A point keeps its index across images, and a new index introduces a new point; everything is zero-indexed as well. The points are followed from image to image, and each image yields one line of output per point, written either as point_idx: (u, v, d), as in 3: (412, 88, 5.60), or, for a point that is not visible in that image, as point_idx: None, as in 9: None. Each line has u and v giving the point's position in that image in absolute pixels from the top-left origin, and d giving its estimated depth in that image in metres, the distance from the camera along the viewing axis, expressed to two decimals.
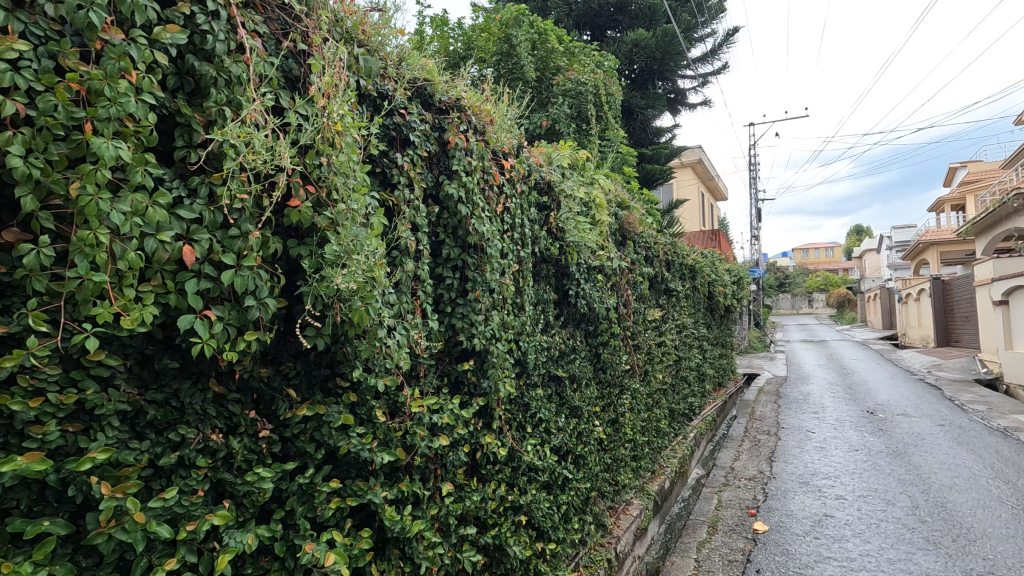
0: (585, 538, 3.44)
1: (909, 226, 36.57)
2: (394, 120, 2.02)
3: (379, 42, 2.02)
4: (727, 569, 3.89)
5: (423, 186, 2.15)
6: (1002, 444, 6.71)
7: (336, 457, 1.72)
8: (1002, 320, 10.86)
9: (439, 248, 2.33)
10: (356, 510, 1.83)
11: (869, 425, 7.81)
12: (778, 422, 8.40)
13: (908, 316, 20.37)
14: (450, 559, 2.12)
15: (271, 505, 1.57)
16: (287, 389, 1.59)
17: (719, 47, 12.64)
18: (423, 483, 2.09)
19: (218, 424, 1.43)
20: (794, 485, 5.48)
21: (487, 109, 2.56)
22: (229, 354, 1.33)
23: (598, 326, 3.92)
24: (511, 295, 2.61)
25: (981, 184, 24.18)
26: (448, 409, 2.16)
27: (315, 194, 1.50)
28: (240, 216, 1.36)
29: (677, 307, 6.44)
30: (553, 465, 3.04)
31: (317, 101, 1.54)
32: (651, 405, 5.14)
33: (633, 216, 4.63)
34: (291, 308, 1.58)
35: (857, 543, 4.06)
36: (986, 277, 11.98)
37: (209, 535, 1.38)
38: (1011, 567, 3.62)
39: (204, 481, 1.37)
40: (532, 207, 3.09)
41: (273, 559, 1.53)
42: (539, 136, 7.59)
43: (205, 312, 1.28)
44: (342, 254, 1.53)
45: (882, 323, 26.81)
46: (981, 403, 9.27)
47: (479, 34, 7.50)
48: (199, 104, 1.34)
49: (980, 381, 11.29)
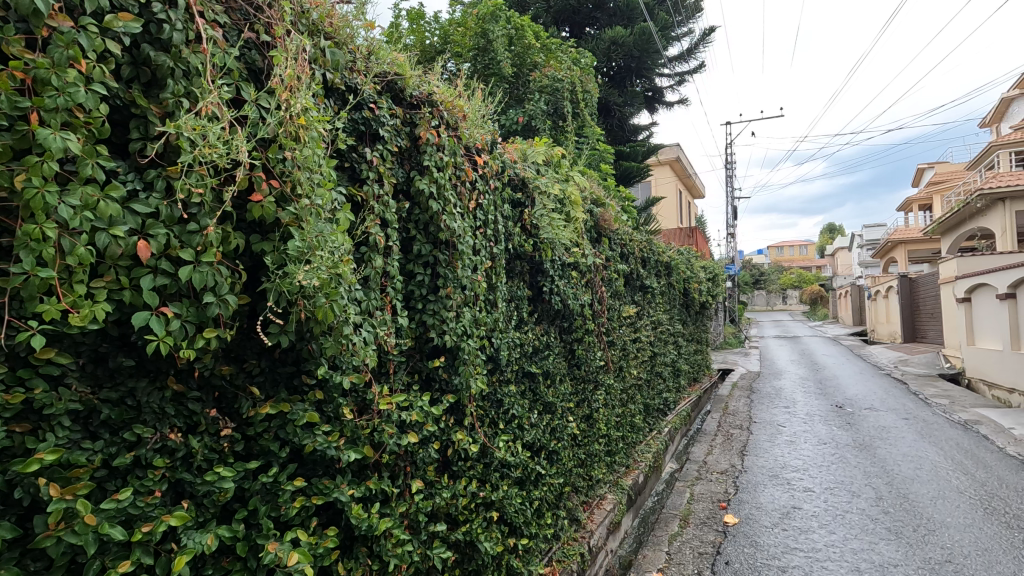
0: (558, 532, 3.48)
1: (879, 226, 37.54)
2: (361, 114, 2.00)
3: (348, 34, 2.00)
4: (697, 560, 3.96)
5: (393, 182, 2.13)
6: (960, 436, 6.97)
7: (302, 455, 1.69)
8: (964, 317, 11.25)
9: (410, 244, 2.31)
10: (323, 509, 1.82)
11: (838, 419, 8.03)
12: (750, 416, 8.57)
13: (877, 313, 20.93)
14: (420, 556, 2.12)
15: (233, 505, 1.54)
16: (250, 387, 1.57)
17: (696, 46, 12.77)
18: (393, 480, 2.08)
19: (177, 423, 1.40)
20: (764, 477, 5.61)
21: (460, 105, 2.54)
22: (187, 352, 1.30)
23: (572, 322, 3.95)
24: (483, 292, 2.60)
25: (948, 184, 24.91)
26: (418, 406, 2.14)
27: (279, 188, 1.47)
28: (199, 210, 1.33)
29: (652, 303, 6.50)
30: (526, 462, 3.05)
31: (281, 93, 1.50)
32: (625, 400, 5.20)
33: (607, 213, 4.67)
34: (254, 305, 1.55)
35: (822, 534, 4.17)
36: (950, 275, 12.38)
37: (166, 536, 1.35)
38: (968, 556, 3.74)
39: (162, 481, 1.35)
40: (506, 204, 3.08)
41: (235, 559, 1.50)
42: (515, 132, 7.58)
43: (161, 309, 1.25)
44: (306, 251, 1.50)
45: (853, 319, 27.52)
46: (944, 397, 9.59)
47: (456, 28, 7.45)
48: (156, 95, 1.31)
49: (944, 377, 11.73)
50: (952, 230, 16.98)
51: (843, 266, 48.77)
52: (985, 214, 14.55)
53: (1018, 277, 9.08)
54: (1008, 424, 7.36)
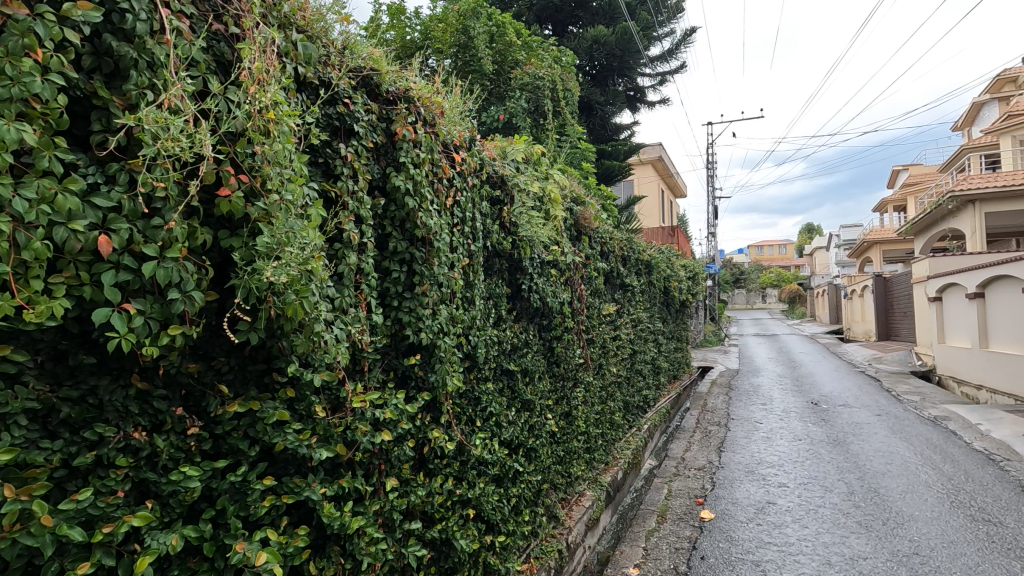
0: (537, 529, 3.49)
1: (855, 227, 38.31)
2: (335, 109, 1.98)
3: (322, 28, 1.98)
4: (673, 556, 4.00)
5: (368, 178, 2.11)
6: (929, 431, 7.17)
7: (273, 454, 1.67)
8: (935, 316, 11.54)
9: (386, 241, 2.28)
10: (294, 508, 1.79)
11: (813, 415, 8.17)
12: (728, 413, 8.68)
13: (853, 312, 21.36)
14: (394, 555, 2.11)
15: (200, 505, 1.52)
16: (219, 385, 1.54)
17: (677, 47, 12.86)
18: (367, 478, 2.06)
19: (141, 422, 1.37)
20: (740, 473, 5.70)
21: (438, 101, 2.53)
22: (150, 350, 1.28)
23: (551, 320, 3.96)
24: (460, 290, 2.59)
25: (922, 186, 25.46)
26: (392, 403, 2.12)
27: (248, 183, 1.45)
28: (163, 205, 1.30)
29: (631, 301, 6.54)
30: (503, 459, 3.06)
31: (249, 87, 1.48)
32: (605, 398, 5.23)
33: (588, 211, 4.69)
34: (223, 301, 1.53)
35: (795, 528, 4.24)
36: (922, 275, 12.67)
37: (129, 537, 1.33)
38: (934, 548, 3.84)
39: (124, 482, 1.32)
40: (484, 201, 3.07)
41: (202, 559, 1.49)
42: (496, 129, 7.57)
43: (123, 305, 1.23)
44: (275, 246, 1.49)
45: (830, 318, 28.05)
46: (915, 394, 9.83)
47: (437, 25, 7.40)
48: (119, 86, 1.28)
49: (915, 374, 12.01)
50: (925, 231, 17.39)
51: (820, 265, 49.69)
52: (956, 215, 14.94)
53: (987, 277, 9.32)
54: (975, 419, 7.57)
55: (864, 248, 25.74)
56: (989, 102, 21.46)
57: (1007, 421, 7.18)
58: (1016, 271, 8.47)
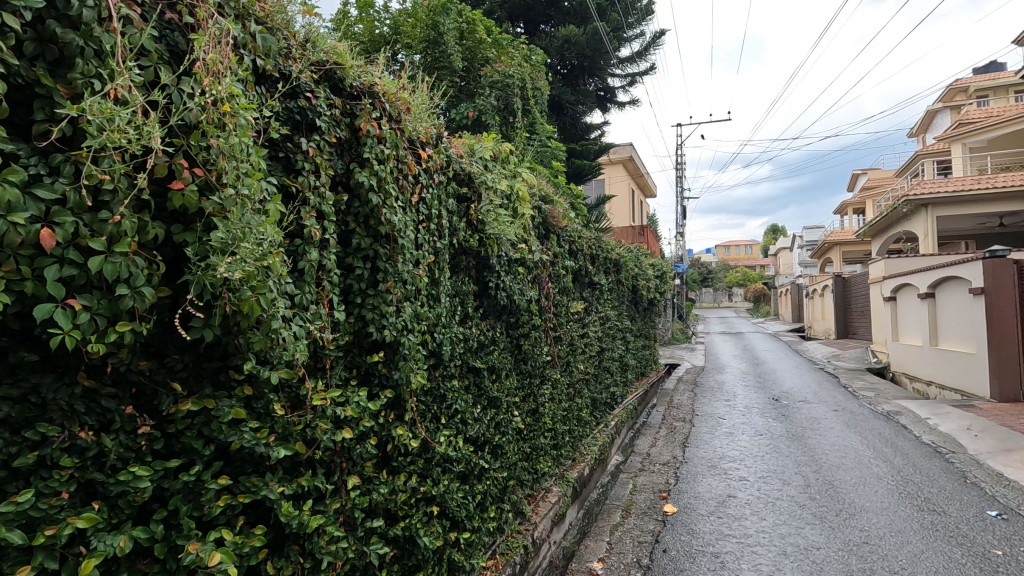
0: (503, 525, 3.53)
1: (817, 228, 39.61)
2: (297, 103, 1.96)
3: (283, 20, 1.95)
4: (636, 549, 4.08)
5: (331, 173, 2.09)
6: (882, 425, 7.47)
7: (229, 453, 1.63)
8: (890, 315, 12.01)
9: (349, 237, 2.25)
10: (251, 507, 1.76)
11: (774, 411, 8.43)
12: (693, 409, 8.88)
13: (814, 310, 22.06)
14: (355, 553, 2.11)
15: (151, 505, 1.48)
16: (172, 382, 1.50)
17: (646, 49, 13.04)
18: (328, 477, 2.03)
19: (88, 421, 1.33)
20: (702, 468, 5.84)
21: (403, 97, 2.52)
22: (96, 347, 1.24)
23: (518, 317, 3.98)
24: (424, 287, 2.58)
25: (880, 190, 26.46)
26: (354, 401, 2.10)
27: (203, 177, 1.42)
28: (111, 198, 1.27)
29: (600, 299, 6.61)
30: (468, 455, 3.07)
31: (203, 77, 1.45)
32: (572, 394, 5.29)
33: (556, 210, 4.73)
34: (176, 298, 1.50)
35: (753, 520, 4.38)
36: (879, 275, 13.16)
37: (74, 539, 1.30)
38: (882, 537, 4.01)
39: (70, 482, 1.29)
40: (451, 198, 3.06)
41: (153, 560, 1.46)
42: (464, 127, 7.55)
43: (68, 301, 1.19)
44: (230, 241, 1.46)
45: (793, 316, 28.91)
46: (870, 390, 10.23)
47: (407, 19, 7.32)
48: (63, 75, 1.24)
49: (871, 370, 12.46)
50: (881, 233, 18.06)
51: (784, 265, 51.11)
52: (910, 218, 15.56)
53: (938, 277, 9.72)
54: (924, 414, 7.93)
55: (826, 249, 26.59)
56: (941, 110, 22.42)
57: (953, 415, 7.54)
58: (964, 272, 8.87)
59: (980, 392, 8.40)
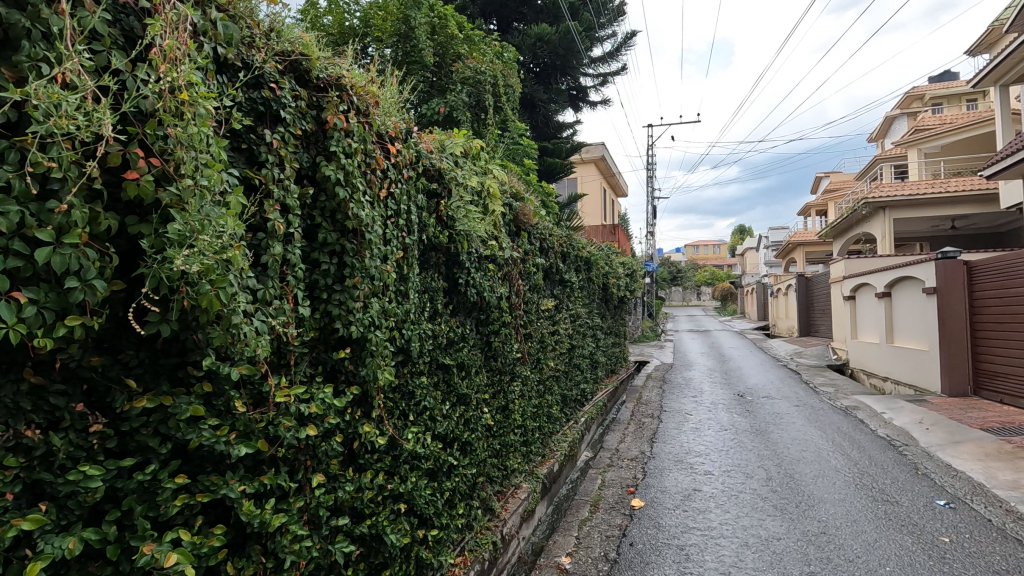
0: (472, 522, 3.52)
1: (782, 228, 40.70)
2: (260, 93, 1.92)
3: (245, 9, 1.91)
4: (604, 543, 4.13)
5: (296, 166, 2.05)
6: (840, 420, 7.72)
7: (187, 451, 1.58)
8: (849, 314, 12.40)
9: (315, 232, 2.21)
10: (210, 506, 1.72)
11: (738, 407, 8.64)
12: (661, 406, 9.01)
13: (779, 309, 22.65)
14: (319, 552, 2.07)
15: (104, 505, 1.43)
16: (126, 379, 1.45)
17: (618, 49, 13.17)
18: (292, 475, 1.99)
19: (35, 419, 1.28)
20: (669, 462, 5.95)
21: (371, 90, 2.49)
22: (43, 341, 1.20)
23: (488, 314, 3.98)
24: (392, 283, 2.55)
25: (842, 192, 27.32)
26: (318, 398, 2.06)
27: (159, 167, 1.39)
28: (60, 187, 1.22)
29: (570, 297, 6.66)
30: (436, 452, 3.06)
31: (159, 64, 1.40)
32: (542, 391, 5.31)
33: (527, 207, 4.72)
34: (131, 291, 1.44)
35: (718, 513, 4.48)
36: (839, 275, 13.59)
37: (19, 542, 1.26)
38: (838, 527, 4.15)
39: (14, 483, 1.23)
40: (420, 194, 3.03)
41: (104, 563, 1.41)
42: (436, 122, 7.49)
43: (13, 294, 1.14)
44: (188, 234, 1.42)
45: (759, 315, 29.63)
46: (830, 386, 10.56)
47: (377, 13, 7.22)
48: (8, 57, 1.19)
49: (831, 367, 12.86)
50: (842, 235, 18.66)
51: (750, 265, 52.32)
52: (869, 220, 16.11)
53: (894, 277, 10.09)
54: (880, 408, 8.25)
55: (791, 249, 27.30)
56: (899, 117, 23.27)
57: (908, 409, 7.85)
58: (918, 272, 9.23)
59: (931, 386, 8.77)
